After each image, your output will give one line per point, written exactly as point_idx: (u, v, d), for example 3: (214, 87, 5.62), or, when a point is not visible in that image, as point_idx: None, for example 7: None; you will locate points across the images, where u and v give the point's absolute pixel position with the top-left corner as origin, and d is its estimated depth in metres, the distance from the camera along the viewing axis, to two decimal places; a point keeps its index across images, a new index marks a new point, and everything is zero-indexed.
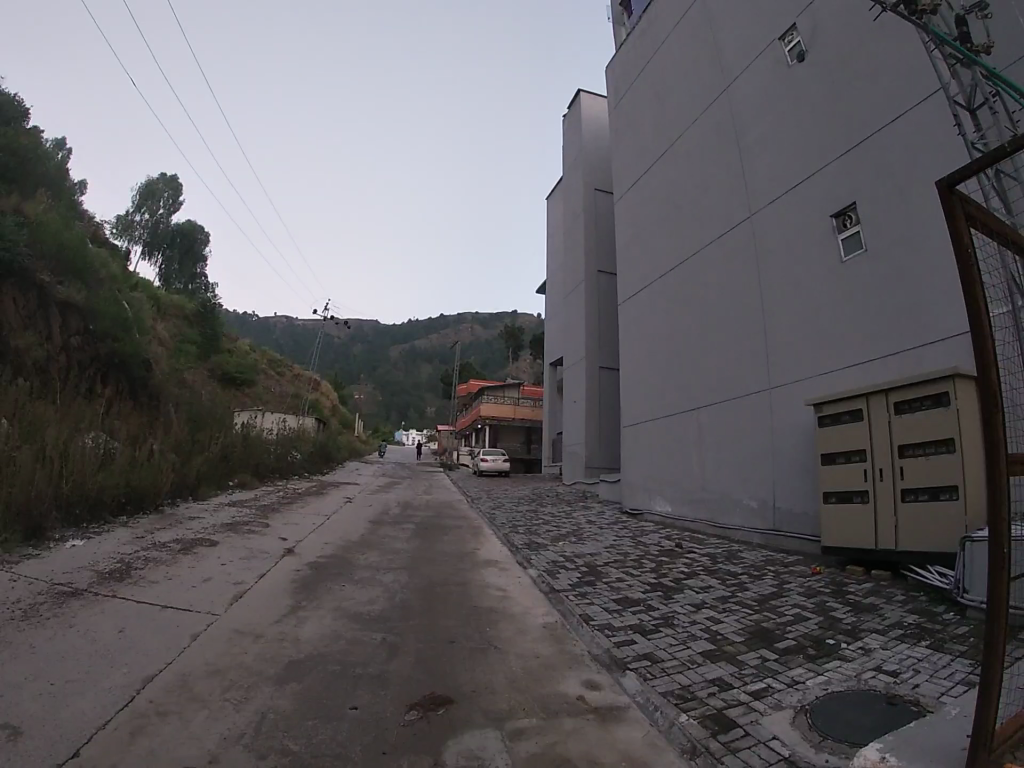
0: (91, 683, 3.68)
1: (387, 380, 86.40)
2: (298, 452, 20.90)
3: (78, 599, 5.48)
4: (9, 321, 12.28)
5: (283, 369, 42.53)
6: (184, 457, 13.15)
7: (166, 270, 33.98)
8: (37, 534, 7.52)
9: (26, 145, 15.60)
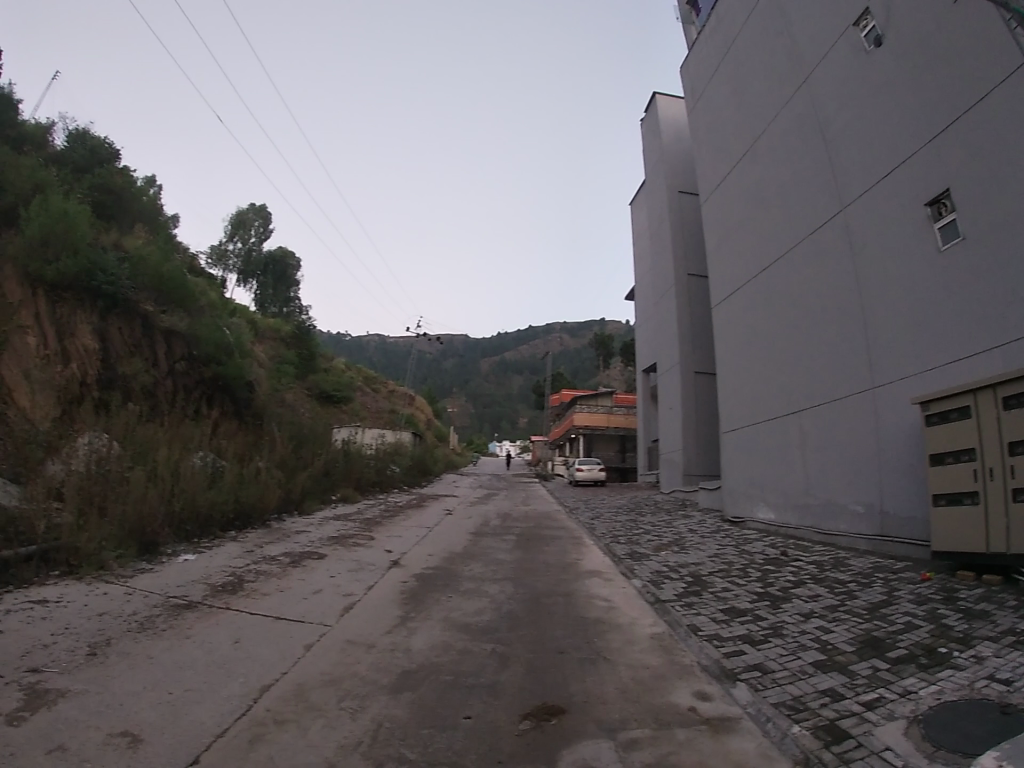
0: (206, 691, 3.98)
1: (480, 394, 87.49)
2: (397, 465, 21.56)
3: (194, 611, 5.90)
4: (116, 350, 13.51)
5: (380, 386, 43.90)
6: (289, 474, 13.82)
7: (261, 295, 35.50)
8: (152, 548, 8.31)
9: (122, 185, 16.70)
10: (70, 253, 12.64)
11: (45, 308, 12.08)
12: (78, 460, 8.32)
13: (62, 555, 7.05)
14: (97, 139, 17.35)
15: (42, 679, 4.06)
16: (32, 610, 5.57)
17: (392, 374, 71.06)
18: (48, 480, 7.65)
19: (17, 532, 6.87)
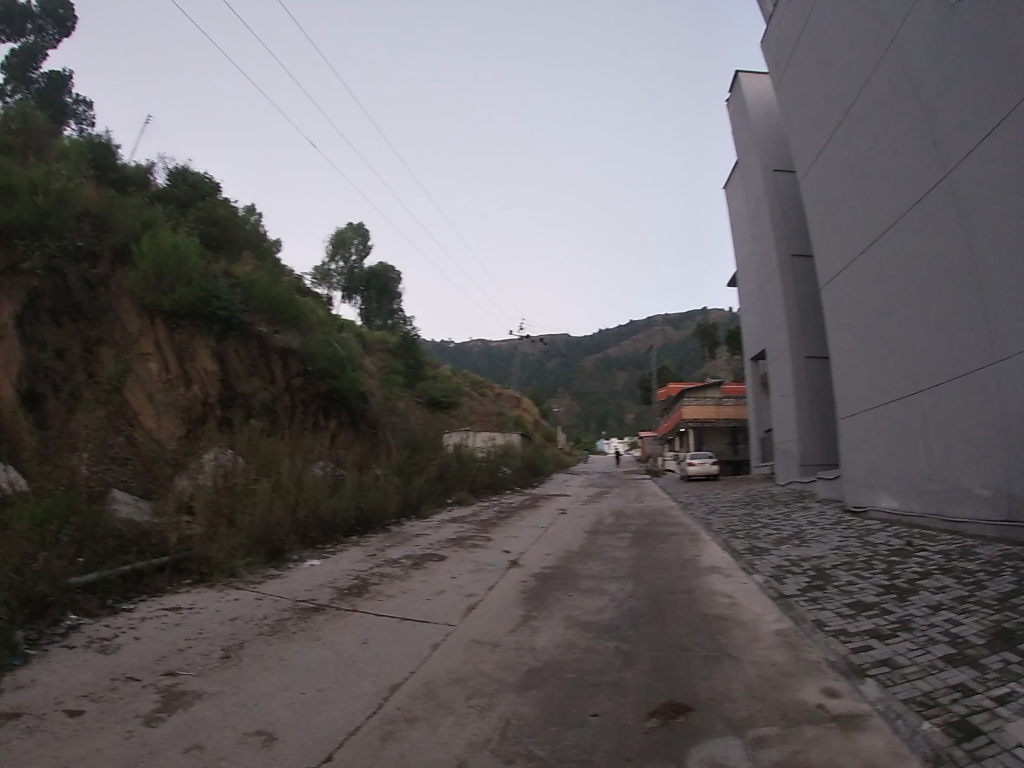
0: (335, 691, 4.21)
1: (585, 392, 87.19)
2: (508, 467, 21.86)
3: (323, 613, 6.24)
4: (234, 370, 14.43)
5: (487, 390, 44.55)
6: (406, 480, 14.34)
7: (366, 310, 36.47)
8: (279, 554, 8.99)
9: (225, 214, 17.42)
10: (184, 283, 13.53)
11: (164, 335, 13.29)
12: (206, 473, 8.92)
13: (192, 564, 7.69)
14: (199, 176, 18.16)
15: (179, 681, 4.43)
16: (168, 616, 6.11)
17: (498, 377, 71.90)
18: (175, 495, 8.23)
19: (151, 544, 7.57)
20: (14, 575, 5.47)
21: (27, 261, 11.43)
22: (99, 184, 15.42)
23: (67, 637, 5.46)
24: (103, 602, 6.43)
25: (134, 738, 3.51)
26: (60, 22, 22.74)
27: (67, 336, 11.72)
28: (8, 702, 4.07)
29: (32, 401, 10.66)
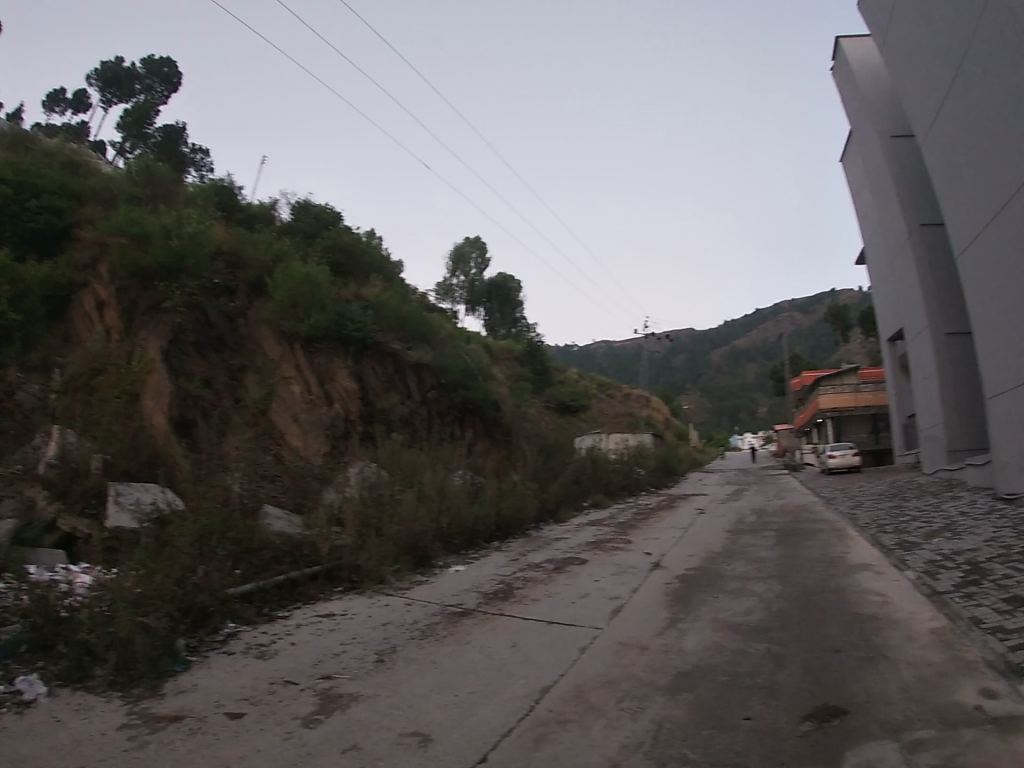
0: (486, 693, 4.38)
1: (715, 387, 84.73)
2: (643, 468, 21.55)
3: (471, 618, 6.50)
4: (370, 389, 15.18)
5: (615, 391, 44.27)
6: (542, 485, 14.53)
7: (490, 321, 37.31)
8: (426, 561, 9.42)
9: (352, 241, 18.34)
10: (319, 309, 14.39)
11: (304, 359, 14.14)
12: (352, 486, 9.37)
13: (343, 572, 8.15)
14: (322, 207, 19.27)
15: (335, 684, 4.77)
16: (323, 622, 6.54)
17: (624, 377, 71.14)
18: (323, 510, 8.70)
19: (304, 554, 8.08)
20: (177, 588, 5.82)
21: (168, 300, 12.60)
22: (228, 224, 16.62)
23: (225, 644, 5.93)
24: (260, 610, 6.92)
25: (293, 739, 3.83)
26: (166, 80, 30.61)
27: (213, 366, 12.75)
28: (174, 704, 4.53)
29: (184, 428, 11.56)
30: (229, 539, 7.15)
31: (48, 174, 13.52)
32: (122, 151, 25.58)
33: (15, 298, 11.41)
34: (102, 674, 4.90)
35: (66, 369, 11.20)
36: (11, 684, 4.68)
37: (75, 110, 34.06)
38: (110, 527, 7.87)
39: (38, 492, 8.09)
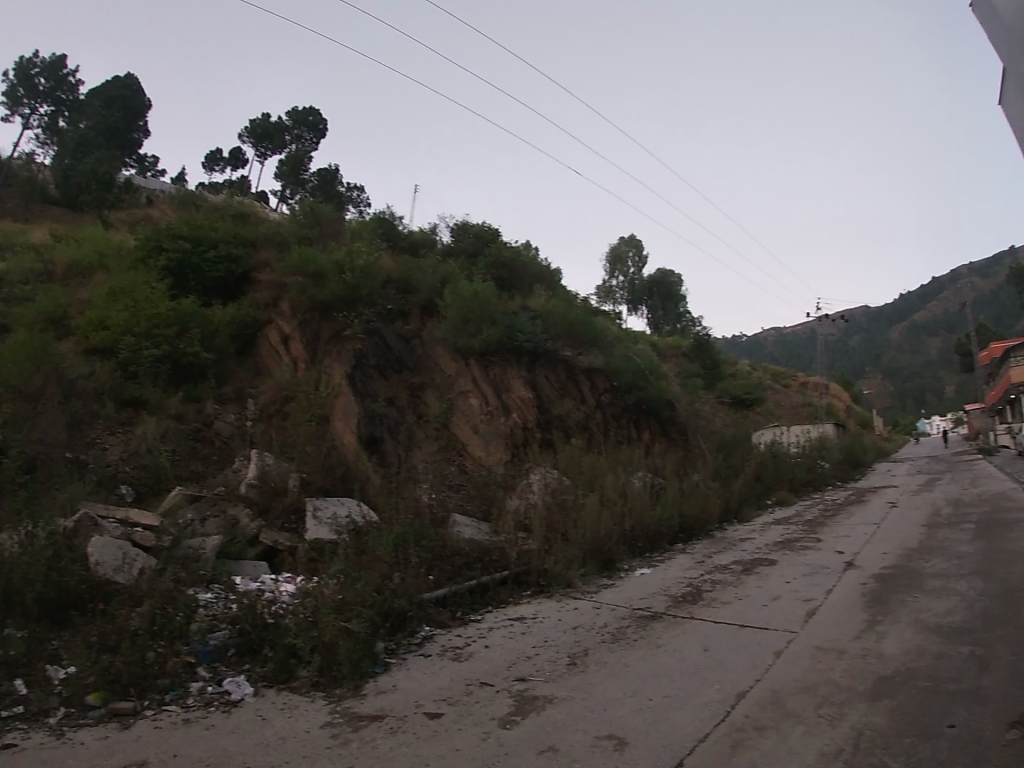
0: (679, 698, 4.84)
1: (904, 367, 77.82)
2: (827, 460, 20.20)
3: (661, 621, 6.91)
4: (545, 394, 15.27)
5: (788, 379, 41.91)
6: (724, 484, 14.12)
7: (654, 319, 36.86)
8: (611, 564, 9.51)
9: (513, 252, 18.72)
10: (489, 324, 14.75)
11: (479, 372, 14.56)
12: (534, 491, 10.18)
13: (531, 577, 8.53)
14: (481, 225, 19.86)
15: (529, 686, 5.32)
16: (515, 625, 7.04)
17: (800, 363, 67.04)
18: (512, 516, 9.51)
19: (494, 559, 8.60)
20: (376, 592, 6.52)
21: (348, 329, 13.57)
22: (392, 253, 17.56)
23: (421, 647, 6.46)
24: (453, 613, 7.41)
25: (491, 738, 4.39)
26: (313, 127, 33.29)
27: (394, 387, 13.44)
28: (374, 703, 5.10)
29: (372, 445, 12.18)
30: (417, 547, 7.71)
31: (223, 227, 15.06)
32: (285, 196, 27.83)
33: (207, 339, 12.80)
34: (306, 675, 5.54)
35: (259, 397, 12.46)
36: (221, 685, 5.35)
37: (234, 166, 38.12)
38: (309, 537, 8.42)
39: (243, 510, 9.01)
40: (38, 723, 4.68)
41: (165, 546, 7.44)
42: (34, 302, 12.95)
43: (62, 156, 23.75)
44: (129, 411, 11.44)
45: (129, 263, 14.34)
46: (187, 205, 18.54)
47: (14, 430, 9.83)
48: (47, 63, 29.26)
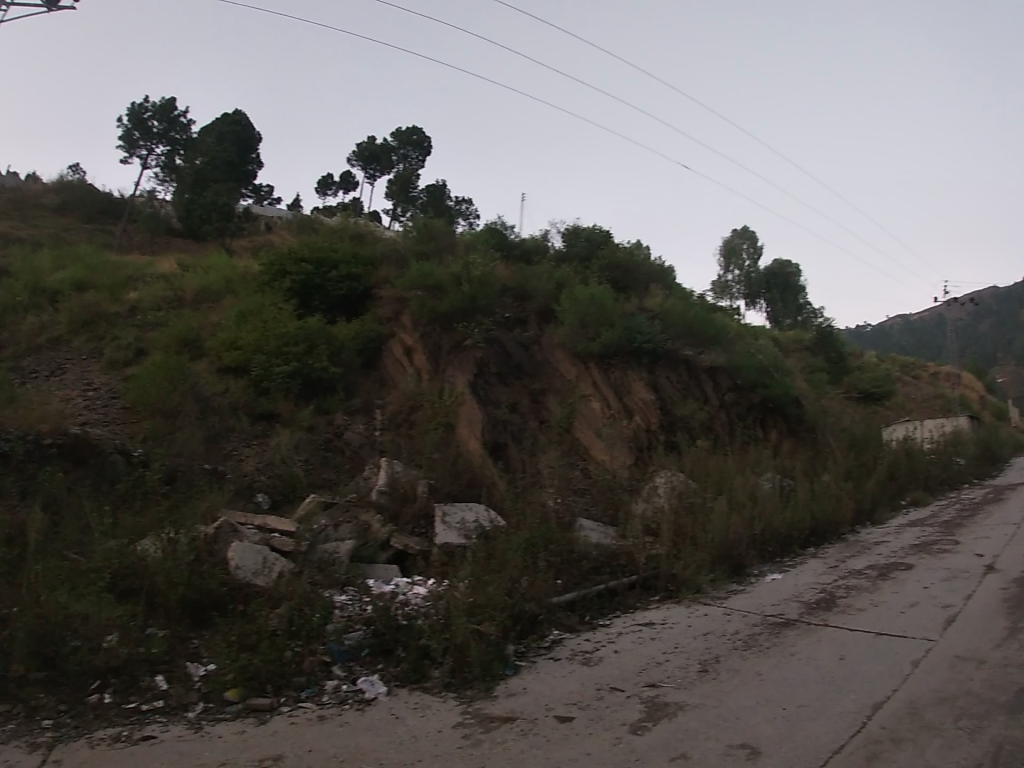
0: (814, 708, 5.27)
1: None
2: (966, 456, 18.73)
3: (794, 628, 7.15)
4: (668, 395, 14.74)
5: (923, 371, 39.09)
6: (856, 483, 13.39)
7: (773, 313, 35.37)
8: (740, 570, 9.31)
9: (626, 251, 17.80)
10: (607, 326, 14.65)
11: (599, 375, 14.49)
12: (661, 496, 10.28)
13: (660, 582, 8.61)
14: (594, 228, 19.19)
15: (660, 692, 5.67)
16: (643, 630, 7.23)
17: (939, 352, 62.43)
18: (638, 520, 9.57)
19: (622, 564, 8.78)
20: (508, 597, 6.83)
21: (469, 339, 14.01)
22: (507, 262, 17.88)
23: (551, 650, 6.73)
24: (581, 617, 7.63)
25: (622, 744, 4.80)
26: (418, 144, 34.51)
27: (517, 393, 13.79)
28: (505, 706, 5.48)
29: (496, 451, 12.59)
30: (547, 551, 8.17)
31: (342, 248, 15.91)
32: (398, 214, 29.01)
33: (335, 355, 13.59)
34: (438, 676, 5.92)
35: (387, 407, 13.12)
36: (355, 684, 5.80)
37: (344, 189, 40.00)
38: (438, 542, 8.87)
39: (374, 516, 9.49)
40: (180, 715, 5.26)
41: (303, 550, 8.12)
42: (170, 327, 14.06)
43: (182, 190, 25.34)
44: (263, 424, 12.23)
45: (256, 288, 15.52)
46: (306, 230, 19.83)
47: (159, 445, 10.82)
48: (158, 104, 27.65)
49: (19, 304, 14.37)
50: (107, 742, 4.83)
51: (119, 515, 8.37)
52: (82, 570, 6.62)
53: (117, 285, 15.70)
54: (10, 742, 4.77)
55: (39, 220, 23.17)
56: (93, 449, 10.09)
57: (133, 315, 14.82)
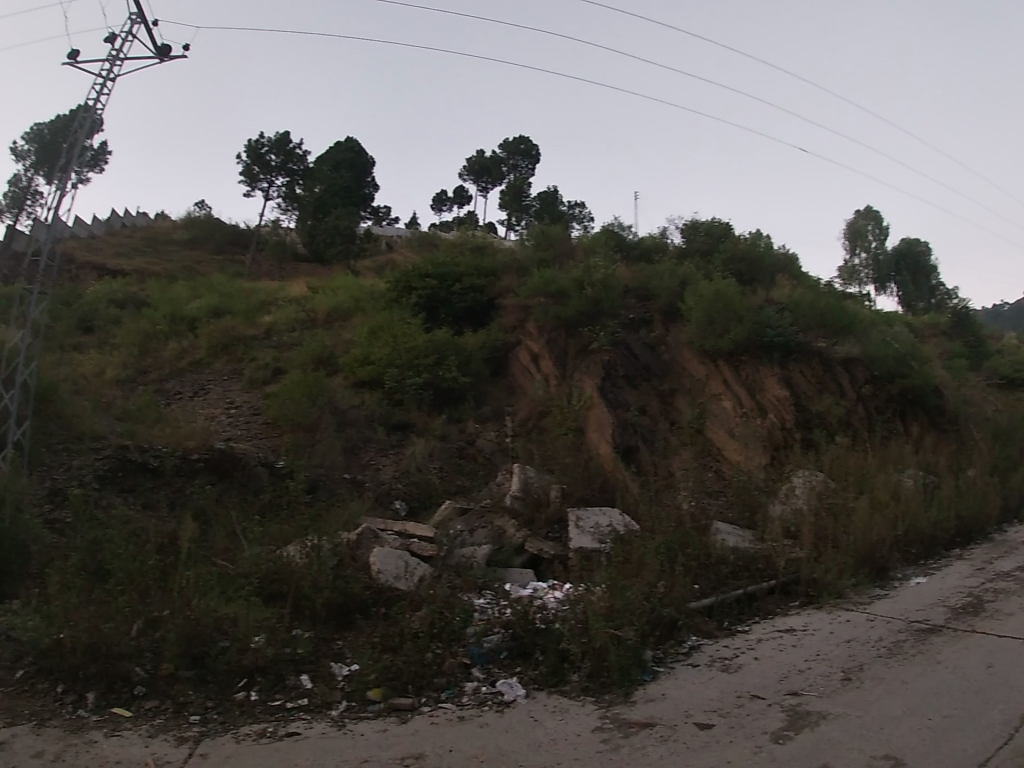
0: (962, 719, 4.88)
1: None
2: None
3: (939, 635, 6.62)
4: (802, 392, 13.28)
5: None
6: (1005, 478, 12.23)
7: (905, 296, 32.59)
8: (884, 573, 8.61)
9: (748, 245, 16.63)
10: (735, 321, 13.68)
11: (732, 373, 13.51)
12: (800, 496, 9.74)
13: (800, 586, 8.01)
14: (712, 221, 18.46)
15: (803, 701, 5.34)
16: (784, 636, 6.76)
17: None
18: (777, 522, 9.16)
19: (761, 568, 8.23)
20: (646, 601, 6.61)
21: (595, 343, 13.89)
22: (626, 262, 17.66)
23: (689, 656, 6.41)
24: (720, 623, 7.22)
25: (764, 753, 4.56)
26: (527, 154, 35.03)
27: (645, 394, 13.41)
28: (643, 711, 5.29)
29: (628, 454, 12.30)
30: (683, 555, 7.90)
31: (464, 261, 16.32)
32: (512, 224, 29.38)
33: (464, 365, 13.98)
34: (576, 679, 5.76)
35: (516, 414, 13.36)
36: (495, 686, 5.71)
37: (458, 203, 41.19)
38: (574, 547, 8.81)
39: (509, 522, 9.66)
40: (323, 714, 5.25)
41: (442, 554, 8.36)
42: (306, 347, 14.89)
43: (305, 218, 27.05)
44: (398, 434, 12.72)
45: (383, 305, 16.24)
46: (426, 246, 20.52)
47: (301, 457, 11.44)
48: (271, 141, 28.15)
49: (163, 333, 15.74)
50: (252, 737, 4.88)
51: (263, 522, 8.94)
52: (233, 578, 6.88)
53: (252, 310, 16.88)
54: (160, 736, 4.86)
55: (173, 255, 25.17)
56: (237, 462, 10.69)
57: (269, 337, 15.85)
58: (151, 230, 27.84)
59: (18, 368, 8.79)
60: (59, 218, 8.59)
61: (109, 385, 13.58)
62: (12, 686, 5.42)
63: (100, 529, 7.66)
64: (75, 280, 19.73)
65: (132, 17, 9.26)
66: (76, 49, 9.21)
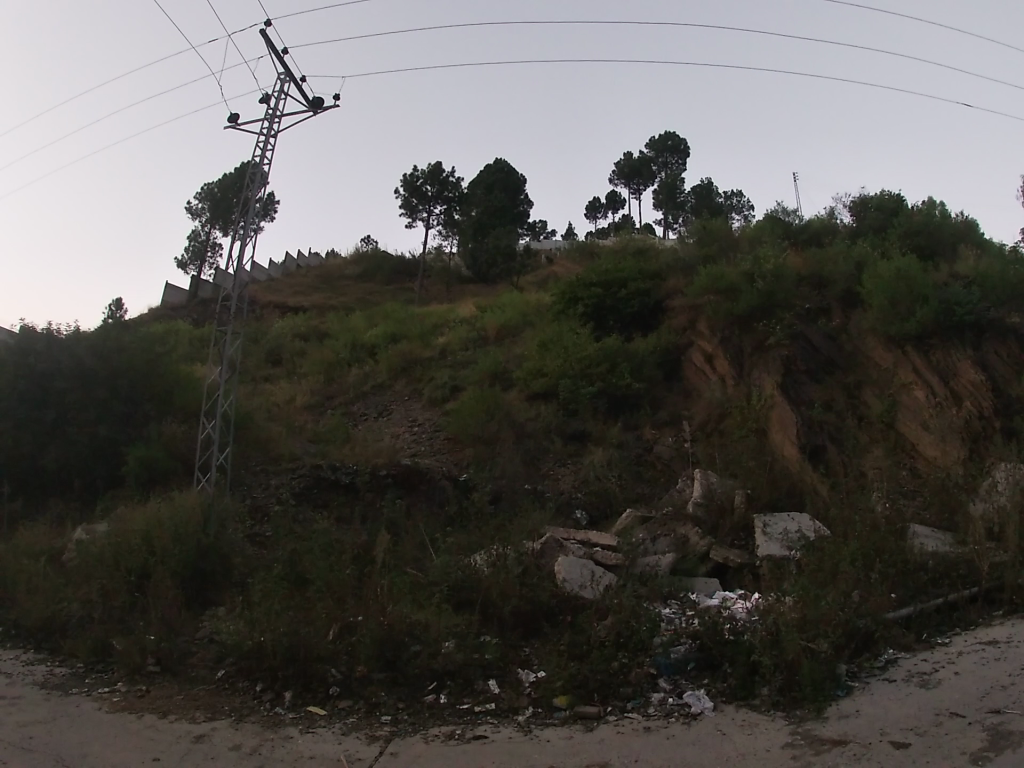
0: None
1: None
2: None
3: None
4: (1002, 374, 11.72)
5: None
6: None
7: None
8: None
9: (926, 217, 15.17)
10: (920, 302, 12.47)
11: (921, 360, 12.28)
12: (1003, 490, 8.72)
13: (1006, 595, 7.13)
14: (883, 195, 17.07)
15: (1007, 720, 4.78)
16: (988, 650, 6.05)
17: None
18: (978, 522, 8.23)
19: (963, 575, 7.44)
20: (841, 611, 6.14)
21: (771, 337, 13.18)
22: (797, 248, 16.74)
23: (886, 671, 5.88)
24: (918, 635, 6.57)
25: None
26: (677, 150, 34.49)
27: (831, 390, 12.57)
28: (836, 728, 4.93)
29: (816, 456, 11.55)
30: (878, 561, 7.27)
31: (628, 266, 16.24)
32: (669, 223, 28.86)
33: (636, 371, 13.90)
34: (767, 694, 5.48)
35: (694, 418, 13.07)
36: (682, 697, 5.56)
37: (611, 208, 40.89)
38: (762, 554, 8.40)
39: (692, 529, 9.43)
40: (509, 718, 5.42)
41: (626, 563, 8.28)
42: (480, 364, 15.47)
43: (467, 240, 28.33)
44: (575, 444, 12.88)
45: (552, 317, 16.56)
46: (585, 254, 20.64)
47: (482, 471, 11.90)
48: (429, 170, 29.00)
49: (347, 360, 17.04)
50: (440, 738, 5.12)
51: (448, 532, 9.38)
52: (423, 586, 7.26)
53: (426, 333, 17.85)
54: (352, 734, 5.23)
55: (347, 289, 27.17)
56: (422, 477, 11.32)
57: (445, 356, 16.65)
58: (325, 267, 30.22)
59: (218, 400, 9.85)
60: (241, 264, 9.64)
61: (300, 411, 14.97)
62: (215, 685, 6.09)
63: (303, 542, 8.41)
64: (262, 320, 21.90)
65: (281, 75, 10.18)
66: (237, 112, 10.26)
